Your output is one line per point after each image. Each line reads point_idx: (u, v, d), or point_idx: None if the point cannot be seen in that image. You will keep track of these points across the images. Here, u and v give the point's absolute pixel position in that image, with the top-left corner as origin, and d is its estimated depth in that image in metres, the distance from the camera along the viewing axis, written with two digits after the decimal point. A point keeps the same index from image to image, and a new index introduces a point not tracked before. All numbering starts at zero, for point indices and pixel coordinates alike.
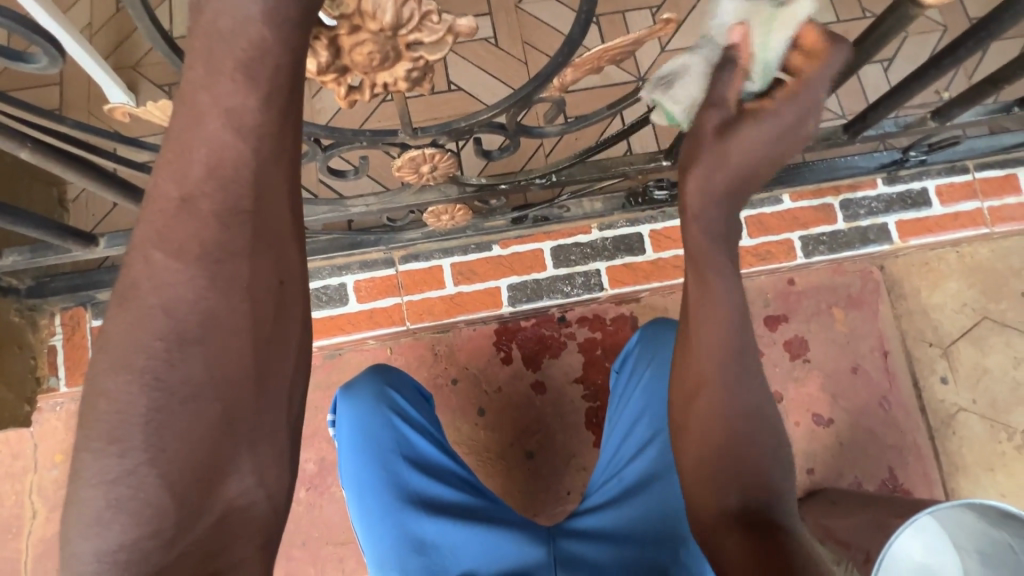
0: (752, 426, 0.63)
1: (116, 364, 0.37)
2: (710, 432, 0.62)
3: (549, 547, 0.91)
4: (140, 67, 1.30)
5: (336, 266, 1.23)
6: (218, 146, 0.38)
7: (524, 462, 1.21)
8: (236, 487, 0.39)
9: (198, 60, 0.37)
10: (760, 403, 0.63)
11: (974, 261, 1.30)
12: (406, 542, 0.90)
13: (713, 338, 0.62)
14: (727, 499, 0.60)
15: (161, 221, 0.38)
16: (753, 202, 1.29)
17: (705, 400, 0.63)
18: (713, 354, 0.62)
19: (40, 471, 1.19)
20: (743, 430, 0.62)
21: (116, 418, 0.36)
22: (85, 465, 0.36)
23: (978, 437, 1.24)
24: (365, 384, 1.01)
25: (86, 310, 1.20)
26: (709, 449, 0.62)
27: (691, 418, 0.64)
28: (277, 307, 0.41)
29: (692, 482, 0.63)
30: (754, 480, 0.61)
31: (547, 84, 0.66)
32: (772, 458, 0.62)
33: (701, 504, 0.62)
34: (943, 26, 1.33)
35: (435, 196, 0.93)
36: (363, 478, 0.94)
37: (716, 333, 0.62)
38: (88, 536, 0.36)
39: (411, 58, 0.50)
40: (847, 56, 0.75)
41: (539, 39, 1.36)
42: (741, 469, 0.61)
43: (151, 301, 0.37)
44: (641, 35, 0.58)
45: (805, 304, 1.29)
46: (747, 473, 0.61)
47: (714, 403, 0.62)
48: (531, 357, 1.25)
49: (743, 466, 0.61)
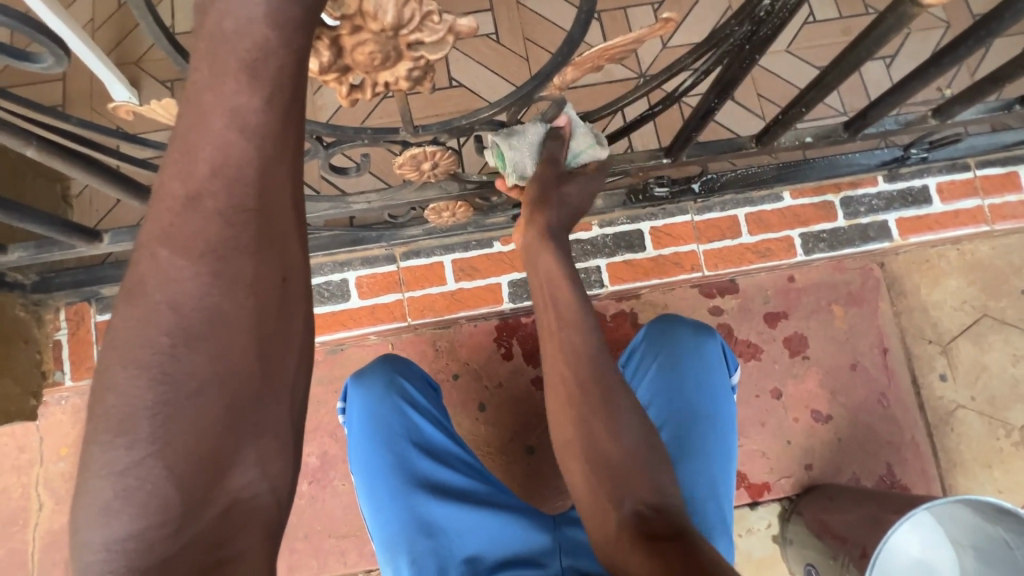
0: (635, 436, 0.72)
1: (124, 358, 0.37)
2: (593, 443, 0.70)
3: (553, 534, 0.90)
4: (142, 63, 1.31)
5: (338, 262, 1.24)
6: (223, 145, 0.38)
7: (523, 457, 1.23)
8: (241, 479, 0.40)
9: (203, 61, 0.38)
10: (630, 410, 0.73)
11: (973, 258, 1.30)
12: (414, 525, 0.91)
13: (575, 346, 0.74)
14: (618, 504, 0.67)
15: (167, 219, 0.38)
16: (754, 199, 1.29)
17: (580, 408, 0.72)
18: (579, 366, 0.73)
19: (47, 464, 1.20)
20: (626, 439, 0.71)
21: (124, 411, 0.37)
22: (94, 457, 0.37)
23: (976, 434, 1.24)
24: (375, 372, 1.03)
25: (90, 305, 1.21)
26: (592, 461, 0.70)
27: (565, 425, 0.73)
28: (280, 304, 0.41)
29: (583, 496, 0.70)
30: (642, 488, 0.69)
31: (547, 83, 0.66)
32: (657, 466, 0.71)
33: (595, 518, 0.68)
34: (945, 22, 1.32)
35: (436, 192, 0.94)
36: (372, 461, 0.96)
37: (575, 340, 0.74)
38: (97, 526, 0.36)
39: (412, 57, 0.50)
40: (847, 53, 0.74)
41: (540, 36, 1.35)
42: (626, 478, 0.69)
43: (157, 298, 0.38)
44: (641, 35, 0.58)
45: (804, 301, 1.29)
46: (642, 480, 0.69)
47: (589, 410, 0.72)
48: (532, 353, 1.26)
49: (631, 473, 0.69)
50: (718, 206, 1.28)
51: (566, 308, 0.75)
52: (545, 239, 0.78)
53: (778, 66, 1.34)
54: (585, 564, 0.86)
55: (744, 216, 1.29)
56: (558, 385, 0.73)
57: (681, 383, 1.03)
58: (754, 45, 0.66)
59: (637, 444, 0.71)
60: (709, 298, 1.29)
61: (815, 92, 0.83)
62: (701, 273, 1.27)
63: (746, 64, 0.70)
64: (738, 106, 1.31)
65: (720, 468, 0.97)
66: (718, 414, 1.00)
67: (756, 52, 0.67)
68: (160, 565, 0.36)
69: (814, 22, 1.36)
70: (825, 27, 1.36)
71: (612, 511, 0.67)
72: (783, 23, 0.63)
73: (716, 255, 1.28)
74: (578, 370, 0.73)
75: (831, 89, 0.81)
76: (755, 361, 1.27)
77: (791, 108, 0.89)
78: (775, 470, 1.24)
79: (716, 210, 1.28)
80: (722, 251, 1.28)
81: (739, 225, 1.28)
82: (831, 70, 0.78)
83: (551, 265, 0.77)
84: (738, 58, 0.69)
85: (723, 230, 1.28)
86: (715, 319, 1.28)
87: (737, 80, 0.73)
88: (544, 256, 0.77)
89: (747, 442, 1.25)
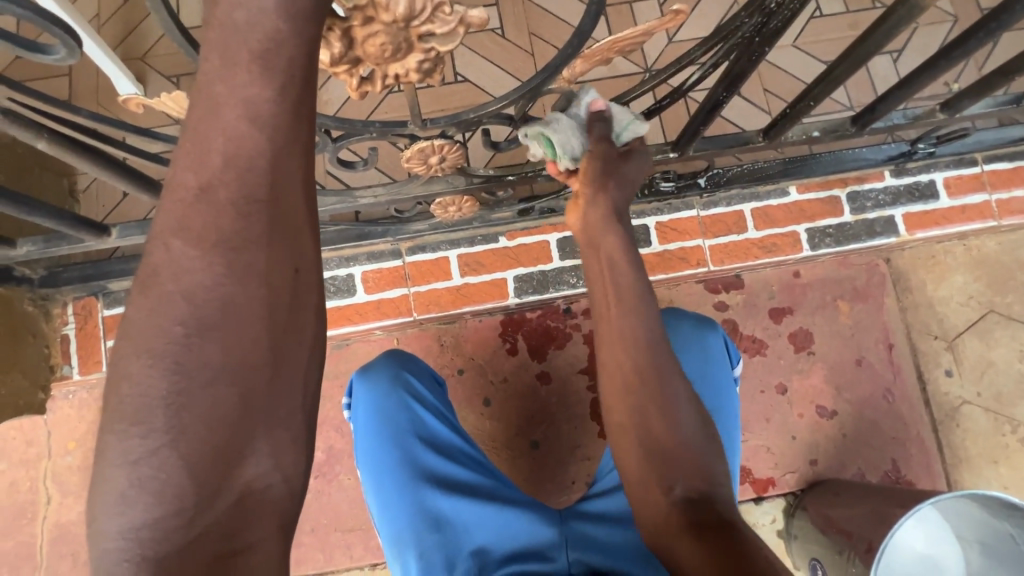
0: (691, 426, 0.72)
1: (138, 348, 0.38)
2: (647, 430, 0.72)
3: (560, 527, 0.91)
4: (148, 58, 1.31)
5: (344, 257, 1.24)
6: (235, 136, 0.38)
7: (528, 452, 1.23)
8: (254, 469, 0.40)
9: (214, 52, 0.38)
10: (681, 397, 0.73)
11: (980, 254, 1.30)
12: (422, 519, 0.91)
13: (627, 331, 0.75)
14: (670, 489, 0.69)
15: (180, 210, 0.39)
16: (760, 194, 1.29)
17: (635, 394, 0.73)
18: (630, 350, 0.74)
19: (54, 457, 1.21)
20: (677, 426, 0.72)
21: (139, 401, 0.37)
22: (109, 446, 0.37)
23: (982, 429, 1.24)
24: (381, 366, 1.03)
25: (98, 300, 1.21)
26: (646, 448, 0.72)
27: (620, 411, 0.74)
28: (293, 294, 0.42)
29: (635, 483, 0.72)
30: (694, 474, 0.70)
31: (556, 76, 0.66)
32: (711, 453, 0.72)
33: (647, 503, 0.70)
34: (953, 16, 1.31)
35: (443, 186, 0.94)
36: (379, 455, 0.96)
37: (629, 325, 0.75)
38: (113, 514, 0.37)
39: (423, 49, 0.50)
40: (856, 46, 0.74)
41: (546, 30, 1.35)
42: (679, 464, 0.70)
43: (171, 288, 0.38)
44: (650, 27, 0.58)
45: (810, 296, 1.29)
46: (693, 466, 0.70)
47: (643, 396, 0.73)
48: (537, 348, 1.26)
49: (685, 460, 0.70)
50: (724, 201, 1.28)
51: (622, 291, 0.76)
52: (604, 223, 0.78)
53: (785, 61, 1.34)
54: (594, 558, 0.87)
55: (750, 211, 1.28)
56: (619, 372, 0.75)
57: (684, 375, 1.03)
58: (765, 37, 0.66)
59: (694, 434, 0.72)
60: (714, 294, 1.28)
61: (824, 86, 0.83)
62: (706, 269, 1.28)
63: (756, 57, 0.69)
64: (744, 101, 1.31)
65: None
66: (721, 406, 1.01)
67: (766, 44, 0.67)
68: (175, 555, 0.36)
69: (820, 17, 1.36)
70: (832, 21, 1.35)
71: (662, 499, 0.69)
72: (794, 15, 0.62)
73: (721, 250, 1.28)
74: (631, 354, 0.74)
75: (840, 82, 0.81)
76: (760, 356, 1.27)
77: (799, 102, 0.88)
78: (780, 465, 1.24)
79: (722, 205, 1.28)
80: (728, 246, 1.28)
81: (745, 221, 1.28)
82: (840, 63, 0.78)
83: (609, 250, 0.77)
84: (746, 51, 0.69)
85: (729, 226, 1.28)
86: (720, 315, 1.28)
87: (746, 73, 0.72)
88: (602, 241, 0.78)
89: (752, 437, 1.25)
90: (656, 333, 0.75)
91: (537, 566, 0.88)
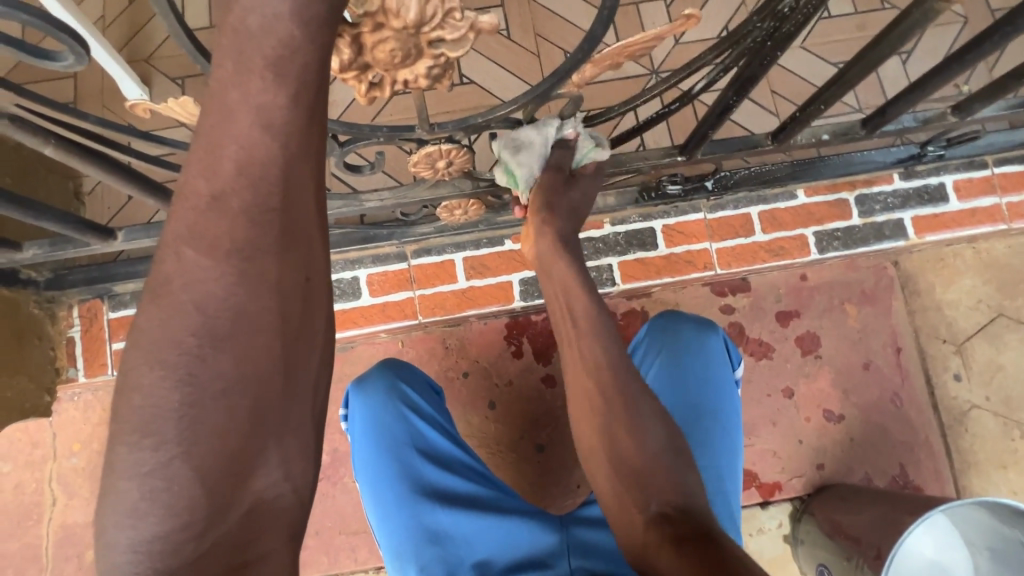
0: (658, 444, 0.74)
1: (149, 359, 0.37)
2: (614, 450, 0.74)
3: (562, 534, 0.91)
4: (153, 59, 1.31)
5: (348, 259, 1.24)
6: (248, 143, 0.38)
7: (533, 456, 1.22)
8: (265, 480, 0.40)
9: (227, 58, 0.37)
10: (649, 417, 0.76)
11: (989, 257, 1.29)
12: (421, 533, 0.91)
13: (587, 353, 0.79)
14: (644, 506, 0.70)
15: (192, 217, 0.38)
16: (767, 197, 1.28)
17: (601, 416, 0.76)
18: (592, 373, 0.78)
19: (60, 459, 1.21)
20: (649, 448, 0.73)
21: (149, 412, 0.37)
22: (120, 459, 0.37)
23: (991, 434, 1.23)
24: (377, 378, 1.03)
25: (103, 302, 1.22)
26: (615, 467, 0.74)
27: (588, 431, 0.77)
28: (304, 304, 0.41)
29: (609, 501, 0.74)
30: (664, 489, 0.71)
31: (566, 81, 0.65)
32: (683, 468, 0.73)
33: (623, 520, 0.71)
34: (963, 18, 1.30)
35: (449, 190, 0.93)
36: (376, 469, 0.96)
37: (590, 346, 0.79)
38: (124, 527, 0.36)
39: (433, 54, 0.50)
40: (869, 49, 0.73)
41: (552, 32, 1.34)
42: (648, 480, 0.72)
43: (182, 297, 0.38)
44: (662, 31, 0.57)
45: (817, 300, 1.28)
46: (667, 483, 0.71)
47: (611, 418, 0.75)
48: (542, 351, 1.25)
49: (659, 475, 0.72)
50: (731, 204, 1.27)
51: (582, 312, 0.81)
52: (557, 249, 0.84)
53: (793, 62, 1.33)
54: (595, 565, 0.86)
55: (757, 214, 1.28)
56: (583, 390, 0.78)
57: (688, 378, 1.03)
58: (777, 41, 0.65)
59: (661, 445, 0.74)
60: (721, 297, 1.28)
61: (835, 89, 0.82)
62: (714, 272, 1.27)
63: (768, 61, 0.68)
64: (752, 103, 1.30)
65: (727, 461, 0.97)
66: (726, 410, 1.00)
67: (779, 49, 0.66)
68: (186, 567, 0.37)
69: (828, 18, 1.35)
70: (840, 22, 1.34)
71: (637, 512, 0.70)
72: (807, 19, 0.62)
73: (728, 253, 1.27)
74: (594, 378, 0.78)
75: (851, 86, 0.80)
76: (767, 360, 1.26)
77: (809, 105, 0.87)
78: (787, 469, 1.23)
79: (729, 208, 1.28)
80: (735, 249, 1.27)
81: (752, 223, 1.27)
82: (853, 66, 0.77)
83: (564, 273, 0.83)
84: (758, 55, 0.68)
85: (736, 229, 1.27)
86: (726, 318, 1.27)
87: (757, 77, 0.72)
88: (557, 266, 0.84)
89: (759, 441, 1.24)
90: (618, 347, 0.80)
91: None
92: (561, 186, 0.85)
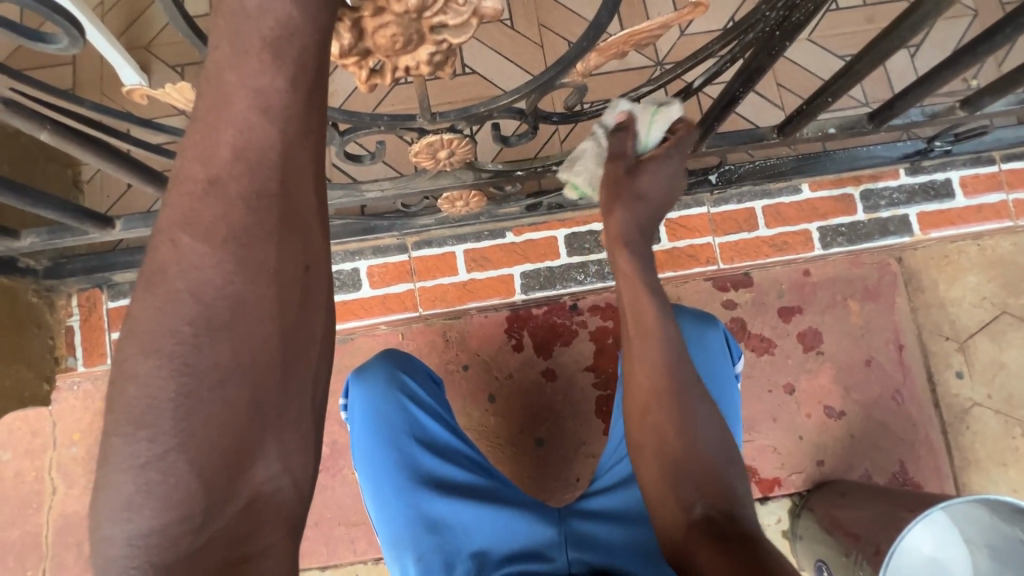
0: (712, 445, 0.74)
1: (144, 348, 0.37)
2: (665, 447, 0.74)
3: (560, 527, 0.91)
4: (152, 47, 1.29)
5: (349, 251, 1.23)
6: (246, 128, 0.37)
7: (533, 449, 1.22)
8: (263, 473, 0.39)
9: (224, 39, 0.36)
10: (710, 428, 0.75)
11: (995, 254, 1.28)
12: (419, 521, 0.91)
13: (649, 353, 0.77)
14: (689, 508, 0.69)
15: (188, 204, 0.37)
16: (771, 191, 1.27)
17: (656, 415, 0.75)
18: (655, 371, 0.77)
19: (60, 448, 1.21)
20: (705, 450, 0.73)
21: (145, 403, 0.36)
22: (115, 450, 0.36)
23: (992, 432, 1.23)
24: (377, 367, 1.03)
25: (102, 291, 1.21)
26: (664, 465, 0.73)
27: (643, 428, 0.77)
28: (303, 294, 0.41)
29: (654, 498, 0.73)
30: (715, 492, 0.71)
31: (570, 70, 0.64)
32: (732, 471, 0.73)
33: (665, 518, 0.71)
34: (973, 11, 1.28)
35: (451, 181, 0.92)
36: (376, 457, 0.95)
37: (654, 349, 0.77)
38: (119, 520, 0.36)
39: (435, 41, 0.49)
40: (878, 42, 0.72)
41: (556, 21, 1.32)
42: (704, 479, 0.71)
43: (179, 285, 0.37)
44: (668, 19, 0.56)
45: (820, 296, 1.27)
46: (711, 484, 0.71)
47: (665, 417, 0.75)
48: (542, 345, 1.25)
49: (708, 477, 0.72)
50: (735, 198, 1.26)
51: (645, 315, 0.78)
52: (621, 242, 0.79)
53: (800, 55, 1.31)
54: (594, 558, 0.87)
55: (761, 209, 1.26)
56: (641, 394, 0.77)
57: None
58: (786, 30, 0.64)
59: (715, 450, 0.74)
60: (723, 292, 1.27)
61: (844, 81, 0.81)
62: (716, 267, 1.26)
63: (776, 52, 0.67)
64: (757, 96, 1.28)
65: None
66: (726, 404, 1.00)
67: (788, 39, 0.65)
68: (184, 561, 0.36)
69: (836, 10, 1.33)
70: (848, 14, 1.33)
71: (682, 510, 0.70)
72: (817, 9, 0.60)
73: (731, 247, 1.26)
74: (657, 380, 0.76)
75: (861, 78, 0.79)
76: (768, 355, 1.26)
77: (816, 98, 0.86)
78: (787, 465, 1.23)
79: (733, 202, 1.27)
80: (738, 244, 1.26)
81: (756, 218, 1.26)
82: (861, 59, 0.76)
83: (627, 269, 0.79)
84: (766, 45, 0.67)
85: (739, 223, 1.26)
86: (728, 313, 1.26)
87: (764, 68, 0.70)
88: (620, 259, 0.79)
89: (758, 437, 1.24)
90: (677, 351, 0.78)
91: (537, 566, 0.88)
92: (620, 170, 0.77)
